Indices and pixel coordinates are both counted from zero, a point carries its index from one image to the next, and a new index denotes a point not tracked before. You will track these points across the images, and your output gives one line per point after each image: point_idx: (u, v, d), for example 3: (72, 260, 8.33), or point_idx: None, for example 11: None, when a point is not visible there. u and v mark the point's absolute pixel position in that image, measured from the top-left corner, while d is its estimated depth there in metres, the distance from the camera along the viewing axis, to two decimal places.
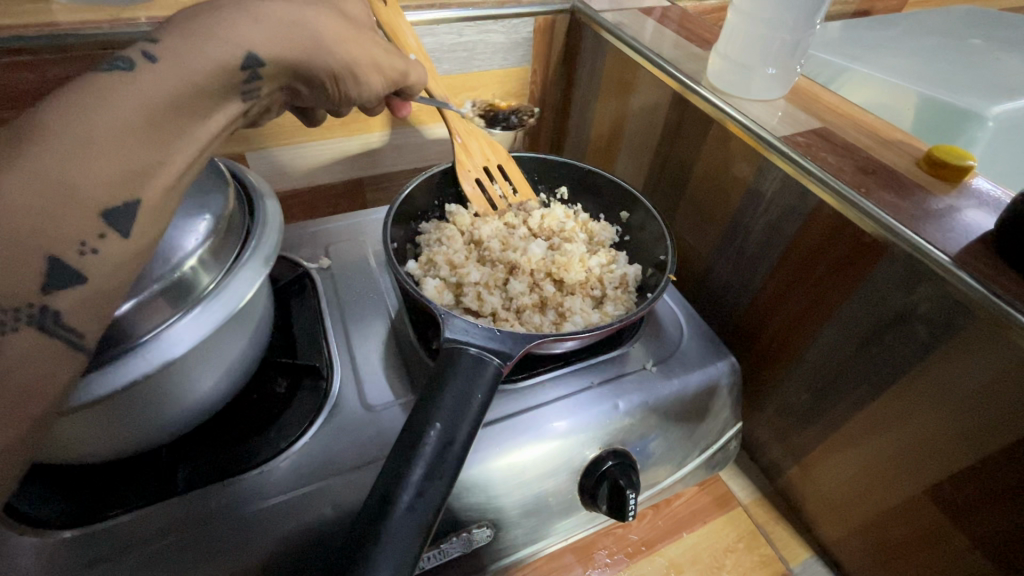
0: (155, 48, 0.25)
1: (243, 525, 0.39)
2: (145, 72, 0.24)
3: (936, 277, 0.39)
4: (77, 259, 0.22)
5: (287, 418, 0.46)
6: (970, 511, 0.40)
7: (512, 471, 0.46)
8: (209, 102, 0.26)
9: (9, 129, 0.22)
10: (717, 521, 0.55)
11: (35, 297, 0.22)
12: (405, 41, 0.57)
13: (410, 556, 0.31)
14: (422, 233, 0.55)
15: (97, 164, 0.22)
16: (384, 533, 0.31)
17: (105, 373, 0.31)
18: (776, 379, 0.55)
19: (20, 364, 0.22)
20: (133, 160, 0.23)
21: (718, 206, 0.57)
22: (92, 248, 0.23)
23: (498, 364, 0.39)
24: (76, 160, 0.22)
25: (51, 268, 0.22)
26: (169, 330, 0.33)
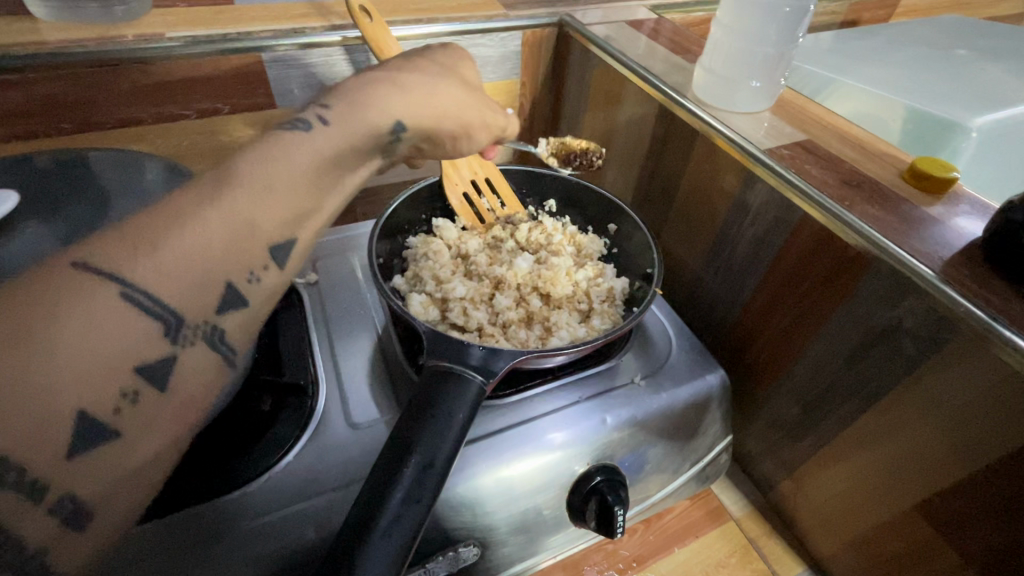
0: (327, 114, 0.32)
1: (222, 548, 0.39)
2: (320, 133, 0.31)
3: (921, 291, 0.39)
4: (246, 285, 0.28)
5: (270, 437, 0.45)
6: (962, 527, 0.40)
7: (500, 488, 0.46)
8: (356, 160, 0.33)
9: (212, 171, 0.27)
10: (709, 534, 0.55)
11: (211, 316, 0.27)
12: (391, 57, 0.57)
13: None
14: (409, 248, 0.55)
15: (257, 214, 0.27)
16: (362, 557, 0.31)
17: None
18: (766, 393, 0.54)
19: (192, 375, 0.27)
20: (278, 207, 0.28)
21: (706, 218, 0.57)
22: (256, 277, 0.28)
23: (481, 382, 0.38)
24: (259, 202, 0.28)
25: (228, 292, 0.27)
26: None
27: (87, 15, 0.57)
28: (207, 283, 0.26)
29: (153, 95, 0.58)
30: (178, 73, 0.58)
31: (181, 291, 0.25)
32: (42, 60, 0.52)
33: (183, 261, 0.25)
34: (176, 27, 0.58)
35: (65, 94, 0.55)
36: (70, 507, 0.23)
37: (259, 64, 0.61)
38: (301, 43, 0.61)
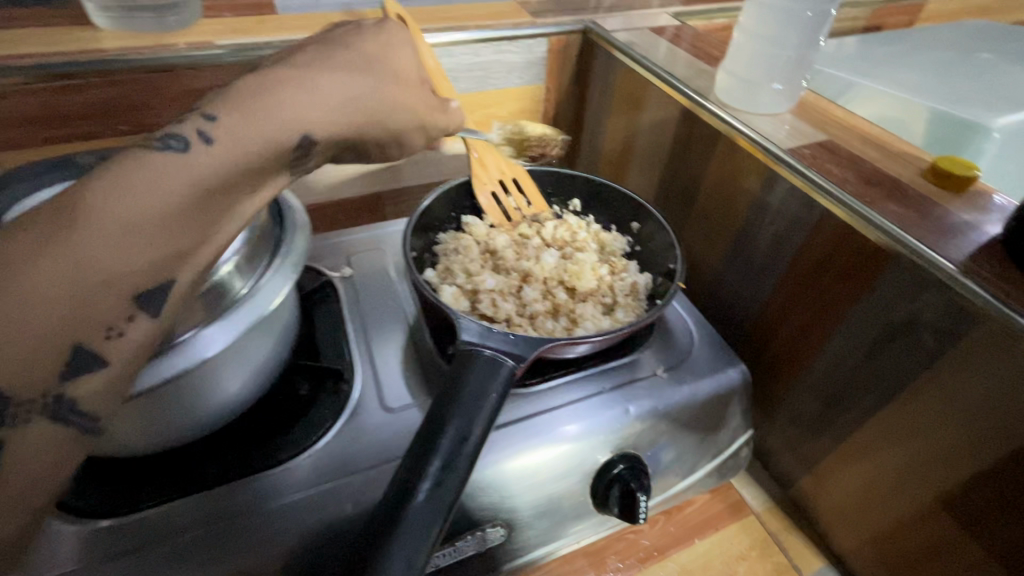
0: (208, 127, 0.29)
1: (268, 520, 0.41)
2: (198, 152, 0.28)
3: (940, 284, 0.40)
4: (102, 343, 0.27)
5: (310, 419, 0.48)
6: (984, 519, 0.40)
7: (526, 473, 0.47)
8: (251, 183, 0.31)
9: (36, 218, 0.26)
10: (730, 528, 0.56)
11: (54, 387, 0.26)
12: (425, 61, 0.61)
13: (424, 546, 0.33)
14: (440, 243, 0.57)
15: (210, 164, 0.29)
16: (402, 522, 0.33)
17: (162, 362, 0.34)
18: (786, 389, 0.55)
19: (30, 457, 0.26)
20: (135, 253, 0.27)
21: (726, 218, 0.59)
22: (117, 332, 0.27)
23: (512, 366, 0.40)
24: (112, 246, 0.26)
25: (75, 356, 0.26)
26: (201, 333, 0.35)
27: (141, 24, 0.61)
28: (166, 229, 0.27)
29: (200, 99, 0.62)
30: (224, 78, 0.62)
31: (135, 226, 0.27)
32: (102, 65, 0.56)
33: (144, 202, 0.27)
34: (223, 35, 0.62)
35: (121, 98, 0.58)
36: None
37: None
38: None
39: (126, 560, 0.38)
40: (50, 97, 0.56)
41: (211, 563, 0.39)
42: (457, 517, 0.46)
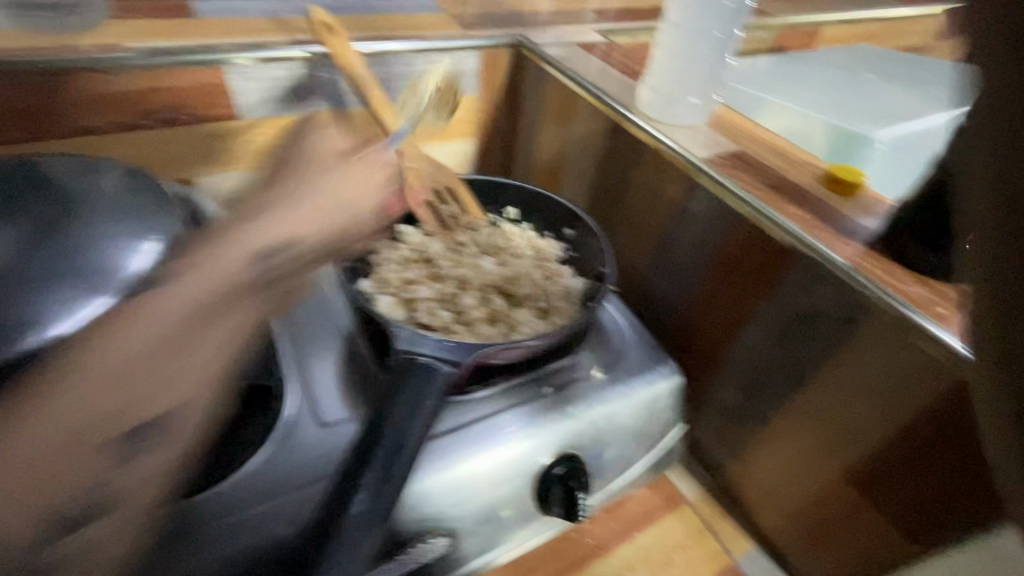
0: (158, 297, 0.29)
1: (195, 546, 0.39)
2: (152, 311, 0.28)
3: (837, 277, 0.44)
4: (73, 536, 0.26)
5: (244, 437, 0.46)
6: (881, 489, 0.44)
7: (467, 480, 0.47)
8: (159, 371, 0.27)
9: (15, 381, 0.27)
10: (667, 519, 0.58)
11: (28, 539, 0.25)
12: (355, 71, 0.61)
13: (363, 555, 0.33)
14: (374, 253, 0.57)
15: (144, 330, 0.28)
16: (338, 532, 0.33)
17: None
18: (711, 382, 0.59)
19: None
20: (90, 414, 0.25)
21: (651, 225, 0.62)
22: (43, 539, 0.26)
23: (449, 372, 0.40)
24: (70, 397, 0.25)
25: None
26: None
27: (40, 25, 0.56)
28: (112, 388, 0.26)
29: (109, 105, 0.58)
30: (137, 83, 0.58)
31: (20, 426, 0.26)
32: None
33: (119, 345, 0.27)
34: (133, 38, 0.59)
35: (16, 102, 0.54)
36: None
37: (222, 76, 0.62)
38: (262, 56, 0.62)
39: None
40: None
41: None
42: (397, 528, 0.45)
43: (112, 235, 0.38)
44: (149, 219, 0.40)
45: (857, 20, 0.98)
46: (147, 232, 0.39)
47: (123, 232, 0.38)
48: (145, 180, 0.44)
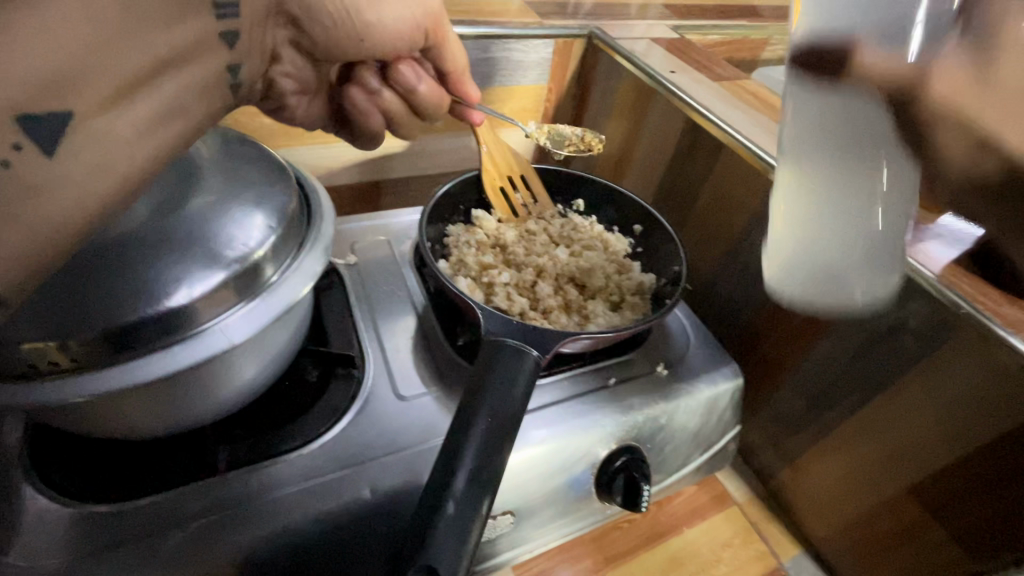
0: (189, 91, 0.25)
1: (261, 518, 0.40)
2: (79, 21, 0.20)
3: (927, 294, 0.44)
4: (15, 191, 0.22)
5: (320, 405, 0.47)
6: (946, 507, 0.46)
7: (536, 465, 0.49)
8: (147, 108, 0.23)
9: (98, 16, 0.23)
10: (716, 517, 0.59)
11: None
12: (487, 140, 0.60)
13: (466, 547, 0.32)
14: (449, 235, 0.58)
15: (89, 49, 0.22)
16: (442, 518, 0.32)
17: (139, 364, 0.32)
18: (773, 389, 0.59)
19: None
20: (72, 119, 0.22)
21: (723, 228, 0.62)
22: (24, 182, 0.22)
23: (537, 356, 0.40)
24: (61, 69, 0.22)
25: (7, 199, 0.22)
26: (222, 323, 0.34)
27: None
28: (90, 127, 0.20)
29: None
30: None
31: (50, 242, 0.23)
32: None
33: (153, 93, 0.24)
34: None
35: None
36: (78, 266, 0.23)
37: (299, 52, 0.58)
38: None
39: (119, 551, 0.37)
40: None
41: (224, 549, 0.38)
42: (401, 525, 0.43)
43: (252, 309, 0.36)
44: (268, 194, 0.39)
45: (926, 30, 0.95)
46: (210, 259, 0.34)
47: (244, 212, 0.37)
48: (260, 149, 0.43)
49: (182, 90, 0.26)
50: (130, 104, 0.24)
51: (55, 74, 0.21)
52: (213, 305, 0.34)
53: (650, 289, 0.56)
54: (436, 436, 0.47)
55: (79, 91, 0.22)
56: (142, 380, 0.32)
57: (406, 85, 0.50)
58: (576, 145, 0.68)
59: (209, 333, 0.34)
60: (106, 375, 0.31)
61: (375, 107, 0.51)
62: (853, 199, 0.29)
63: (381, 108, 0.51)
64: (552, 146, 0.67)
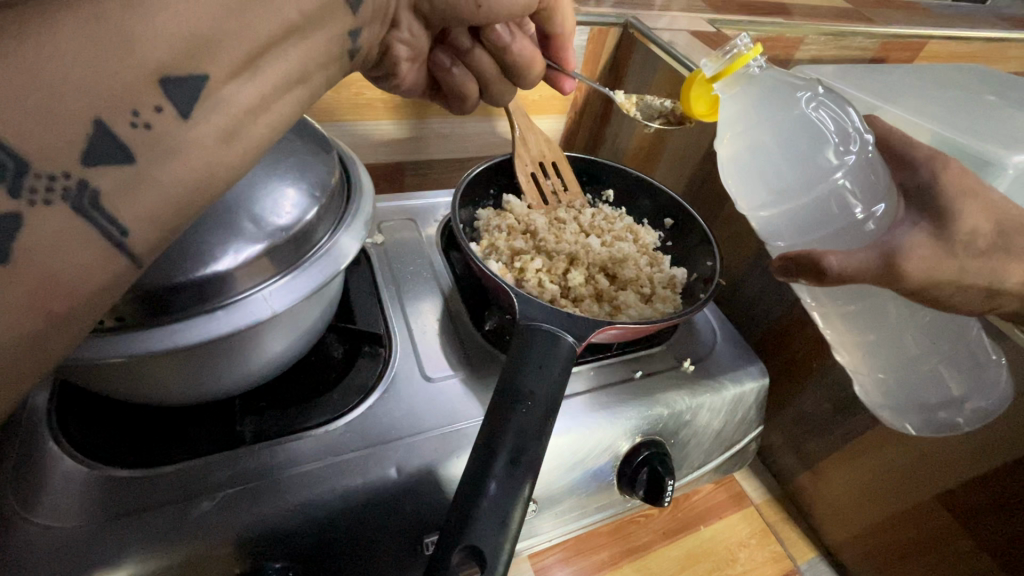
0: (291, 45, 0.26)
1: (286, 492, 0.39)
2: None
3: None
4: (122, 130, 0.21)
5: (346, 383, 0.47)
6: (980, 516, 0.45)
7: (559, 455, 0.49)
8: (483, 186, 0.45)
9: None
10: (733, 516, 0.59)
11: (72, 167, 0.21)
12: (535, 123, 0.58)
13: (506, 531, 0.31)
14: (479, 219, 0.57)
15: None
16: (482, 501, 0.31)
17: (180, 329, 0.32)
18: (798, 392, 0.59)
19: None
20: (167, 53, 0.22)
21: (756, 226, 0.61)
22: (142, 121, 0.21)
23: (573, 342, 0.39)
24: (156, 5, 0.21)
25: (85, 138, 0.21)
26: (262, 293, 0.34)
27: None
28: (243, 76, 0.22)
29: None
30: None
31: (181, 205, 0.23)
32: None
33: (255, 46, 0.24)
34: None
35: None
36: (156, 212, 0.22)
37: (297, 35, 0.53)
38: None
39: (144, 517, 0.36)
40: None
41: (251, 522, 0.38)
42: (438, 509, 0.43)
43: (291, 281, 0.35)
44: (308, 165, 0.39)
45: (962, 37, 0.93)
46: (253, 227, 0.34)
47: (286, 182, 0.36)
48: (302, 121, 0.42)
49: (302, 59, 0.26)
50: (258, 71, 0.25)
51: (186, 34, 0.22)
52: (253, 275, 0.34)
53: (680, 284, 0.55)
54: (463, 420, 0.46)
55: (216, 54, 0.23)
56: (182, 345, 0.31)
57: (498, 40, 0.45)
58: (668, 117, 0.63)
59: (248, 303, 0.33)
60: (146, 337, 0.31)
61: (470, 73, 0.48)
62: (903, 344, 0.49)
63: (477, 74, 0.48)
64: (641, 119, 0.64)
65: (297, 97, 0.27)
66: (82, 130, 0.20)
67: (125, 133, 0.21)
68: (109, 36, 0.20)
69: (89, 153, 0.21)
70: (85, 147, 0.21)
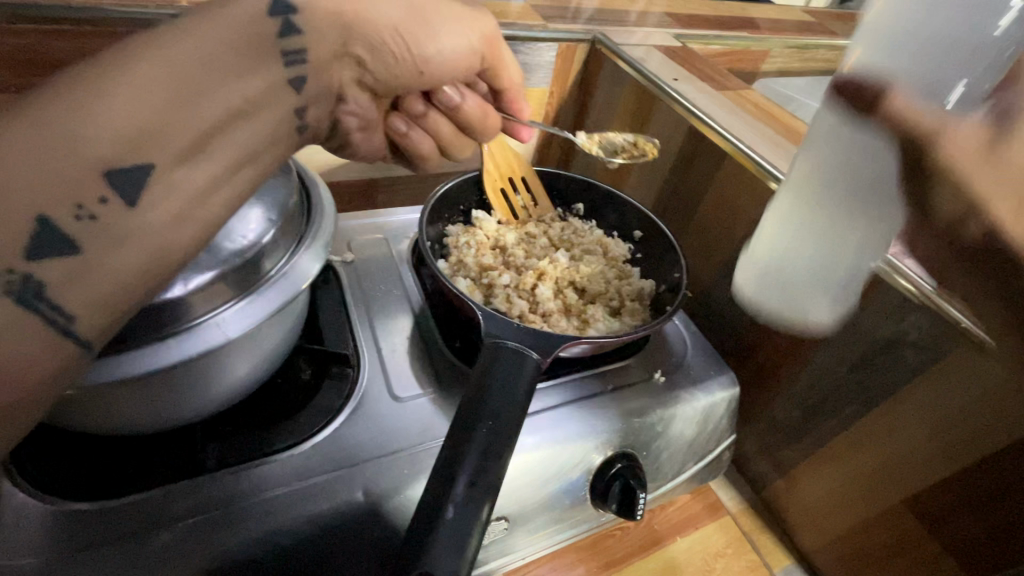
0: (216, 109, 0.27)
1: (250, 519, 0.39)
2: (146, 78, 0.25)
3: (926, 306, 0.44)
4: (73, 221, 0.25)
5: (314, 404, 0.46)
6: (946, 519, 0.46)
7: (531, 471, 0.48)
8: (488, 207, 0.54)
9: (127, 45, 0.26)
10: (708, 526, 0.59)
11: (22, 262, 0.24)
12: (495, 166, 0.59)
13: (467, 554, 0.31)
14: (448, 235, 0.58)
15: (144, 84, 0.25)
16: (441, 524, 0.31)
17: (152, 355, 0.31)
18: (770, 399, 0.59)
19: None
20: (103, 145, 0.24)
21: (722, 237, 0.62)
22: (88, 212, 0.25)
23: (537, 358, 0.39)
24: (92, 109, 0.24)
25: (40, 229, 0.24)
26: (221, 316, 0.34)
27: None
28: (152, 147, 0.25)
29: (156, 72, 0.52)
30: None
31: (129, 285, 0.26)
32: (66, 15, 0.47)
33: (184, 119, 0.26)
34: None
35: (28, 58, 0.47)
36: (103, 285, 0.25)
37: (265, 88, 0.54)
38: None
39: (98, 551, 0.35)
40: (39, 39, 0.47)
41: (212, 553, 0.37)
42: (397, 534, 0.42)
43: (251, 304, 0.35)
44: (269, 188, 0.39)
45: None
46: (207, 251, 0.34)
47: (258, 207, 0.37)
48: None
49: (238, 132, 0.28)
50: (205, 153, 0.27)
51: (123, 131, 0.25)
52: (209, 299, 0.33)
53: (649, 295, 0.56)
54: (432, 439, 0.46)
55: (160, 145, 0.25)
56: (135, 373, 0.31)
57: (448, 104, 0.47)
58: (630, 152, 0.67)
59: (207, 327, 0.33)
60: (118, 365, 0.31)
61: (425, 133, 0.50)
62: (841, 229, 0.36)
63: (433, 134, 0.50)
64: (603, 156, 0.67)
65: (239, 148, 0.29)
66: (31, 225, 0.24)
67: (71, 225, 0.25)
68: (56, 140, 0.23)
69: (34, 246, 0.24)
70: (30, 243, 0.24)
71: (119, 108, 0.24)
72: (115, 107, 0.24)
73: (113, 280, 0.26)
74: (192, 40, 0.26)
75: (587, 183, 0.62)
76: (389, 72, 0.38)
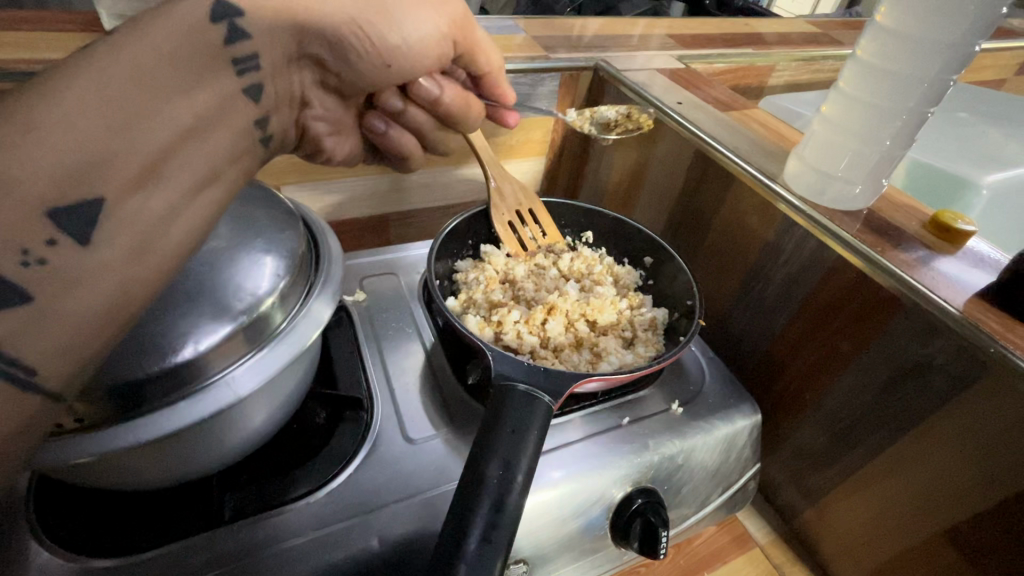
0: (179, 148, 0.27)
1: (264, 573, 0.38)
2: (89, 111, 0.24)
3: (952, 329, 0.43)
4: (18, 269, 0.23)
5: (329, 449, 0.46)
6: (987, 554, 0.43)
7: (548, 511, 0.47)
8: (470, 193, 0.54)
9: (62, 69, 0.24)
10: (736, 561, 0.57)
11: None
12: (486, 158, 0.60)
13: None
14: (458, 271, 0.58)
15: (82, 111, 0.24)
16: None
17: (149, 420, 0.31)
18: (794, 426, 0.57)
19: None
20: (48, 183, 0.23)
21: (735, 259, 0.61)
22: (36, 258, 0.24)
23: (549, 401, 0.39)
24: (34, 144, 0.23)
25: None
26: (232, 374, 0.34)
27: None
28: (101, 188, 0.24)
29: None
30: None
31: (92, 328, 0.25)
32: None
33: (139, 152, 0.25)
34: None
35: None
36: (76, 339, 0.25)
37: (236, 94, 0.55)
38: None
39: None
40: None
41: None
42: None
43: (261, 359, 0.35)
44: (276, 241, 0.39)
45: None
46: (219, 311, 0.34)
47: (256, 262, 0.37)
48: (268, 192, 0.43)
49: (203, 165, 0.28)
50: (158, 184, 0.26)
51: (71, 170, 0.24)
52: (223, 357, 0.34)
53: (662, 325, 0.55)
54: (446, 481, 0.45)
55: (104, 176, 0.24)
56: (144, 437, 0.31)
57: (427, 95, 0.49)
58: (624, 124, 0.69)
59: (219, 386, 0.33)
60: (116, 432, 0.31)
61: (406, 127, 0.54)
62: None
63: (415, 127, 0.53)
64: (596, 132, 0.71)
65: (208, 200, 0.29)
66: None
67: (18, 271, 0.23)
68: None
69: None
70: None
71: (56, 145, 0.23)
72: (57, 143, 0.23)
73: (76, 328, 0.25)
74: (124, 58, 0.25)
75: (594, 211, 0.61)
76: (348, 70, 0.39)
